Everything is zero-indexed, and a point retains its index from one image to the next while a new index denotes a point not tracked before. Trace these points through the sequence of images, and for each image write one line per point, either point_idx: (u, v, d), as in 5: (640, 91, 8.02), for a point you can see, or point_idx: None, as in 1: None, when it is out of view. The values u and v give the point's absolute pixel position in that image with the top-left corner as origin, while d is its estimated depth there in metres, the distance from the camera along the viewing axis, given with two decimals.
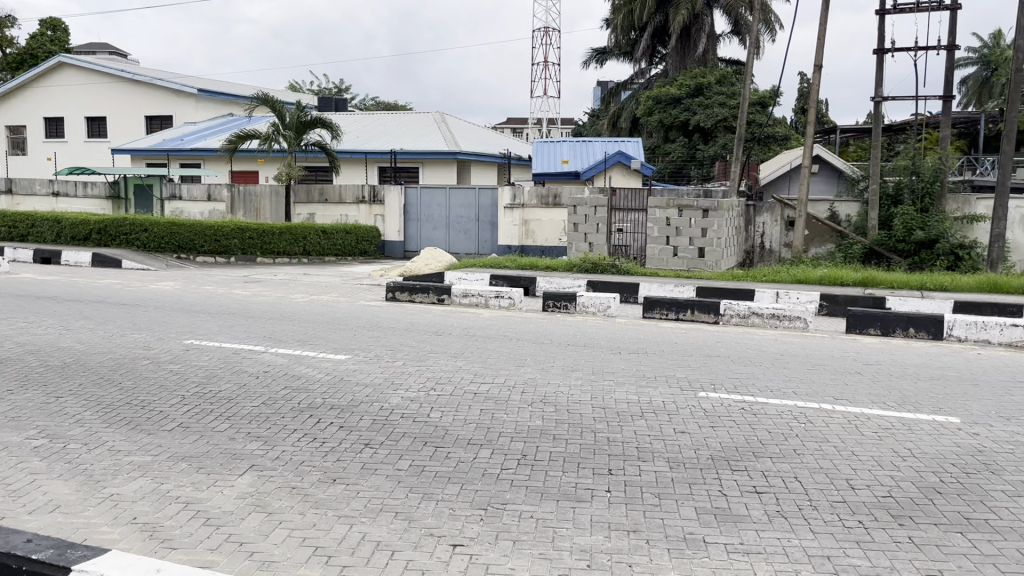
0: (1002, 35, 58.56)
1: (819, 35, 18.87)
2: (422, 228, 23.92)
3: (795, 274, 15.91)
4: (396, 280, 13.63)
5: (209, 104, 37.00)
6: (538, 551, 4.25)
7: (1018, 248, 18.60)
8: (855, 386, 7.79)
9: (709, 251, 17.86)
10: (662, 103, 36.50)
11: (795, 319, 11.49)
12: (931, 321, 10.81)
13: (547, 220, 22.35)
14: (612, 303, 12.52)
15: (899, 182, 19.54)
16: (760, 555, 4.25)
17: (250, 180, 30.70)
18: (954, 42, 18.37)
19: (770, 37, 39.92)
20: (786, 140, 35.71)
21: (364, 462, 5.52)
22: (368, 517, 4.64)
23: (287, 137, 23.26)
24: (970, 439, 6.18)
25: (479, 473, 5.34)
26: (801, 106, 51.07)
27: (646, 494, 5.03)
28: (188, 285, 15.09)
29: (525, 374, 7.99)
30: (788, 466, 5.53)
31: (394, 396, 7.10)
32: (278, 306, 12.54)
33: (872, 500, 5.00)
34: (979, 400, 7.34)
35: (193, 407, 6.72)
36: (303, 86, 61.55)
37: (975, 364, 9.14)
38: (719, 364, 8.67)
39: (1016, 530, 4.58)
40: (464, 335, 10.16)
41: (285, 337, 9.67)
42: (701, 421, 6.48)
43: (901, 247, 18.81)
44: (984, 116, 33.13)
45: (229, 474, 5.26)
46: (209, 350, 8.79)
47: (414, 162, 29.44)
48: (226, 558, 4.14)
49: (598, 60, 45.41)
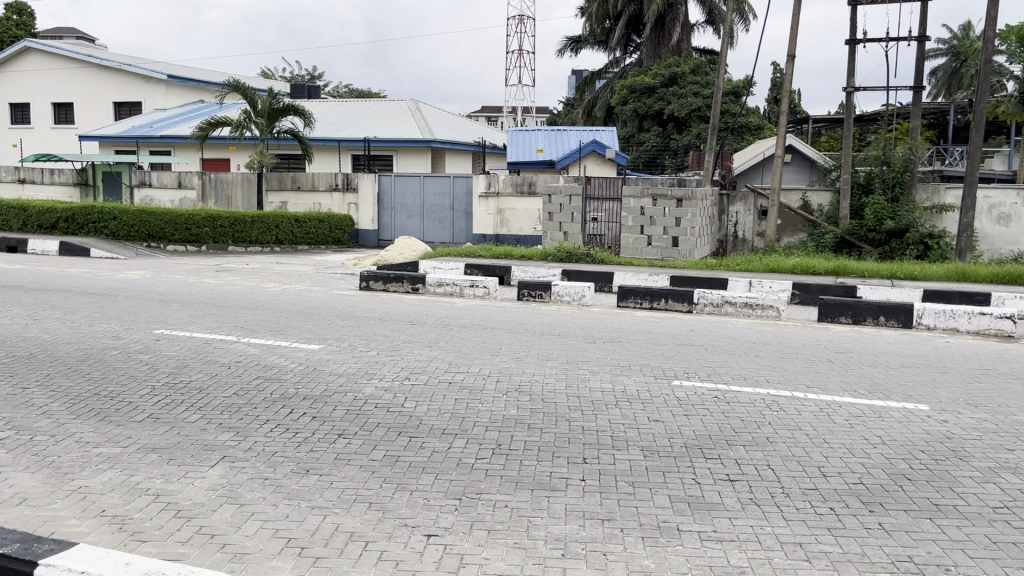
0: (972, 27, 59.28)
1: (792, 26, 18.94)
2: (395, 217, 23.78)
3: (766, 263, 16.06)
4: (370, 270, 13.53)
5: (179, 90, 36.50)
6: (512, 541, 4.24)
7: (985, 237, 18.88)
8: (827, 373, 7.88)
9: (683, 240, 17.94)
10: (636, 92, 36.53)
11: (767, 308, 11.56)
12: (900, 309, 10.92)
13: (522, 209, 22.40)
14: (587, 292, 12.53)
15: (870, 172, 19.71)
16: (733, 543, 4.27)
17: (221, 168, 30.35)
18: (925, 33, 18.53)
19: (743, 27, 40.09)
20: (759, 130, 35.95)
21: (338, 452, 5.47)
22: (341, 507, 4.61)
23: (259, 125, 22.98)
24: (938, 426, 6.26)
25: (454, 463, 5.32)
26: (775, 96, 51.39)
27: (620, 482, 5.04)
28: (159, 274, 14.90)
29: (499, 363, 7.97)
30: (760, 453, 5.57)
31: (368, 386, 7.06)
32: (251, 295, 12.46)
33: (843, 487, 5.05)
34: (949, 387, 7.46)
35: (164, 398, 6.62)
36: (276, 73, 61.05)
37: (943, 352, 9.30)
38: (694, 352, 8.73)
39: (983, 516, 4.66)
40: (438, 324, 10.14)
41: (258, 327, 9.57)
42: (675, 410, 6.52)
43: (872, 236, 19.01)
44: (954, 107, 33.49)
45: (200, 465, 5.20)
46: (180, 341, 8.68)
47: (388, 150, 29.26)
48: (198, 551, 4.09)
49: (573, 49, 45.33)
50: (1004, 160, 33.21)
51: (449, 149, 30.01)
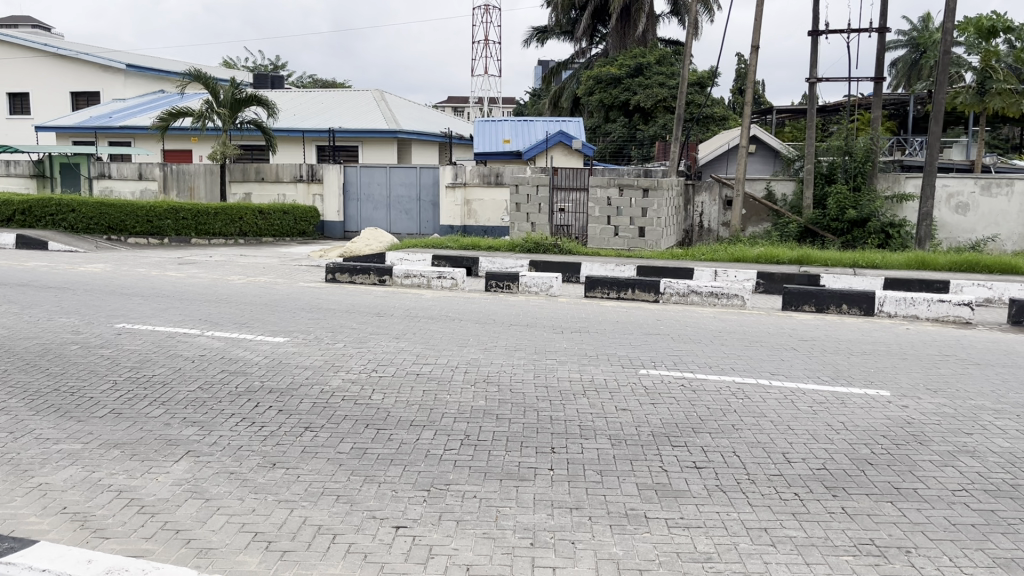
0: (931, 19, 60.32)
1: (756, 16, 19.08)
2: (361, 208, 23.63)
3: (731, 252, 16.23)
4: (336, 262, 13.42)
5: (139, 81, 35.86)
6: (481, 531, 4.24)
7: (944, 227, 19.21)
8: (791, 360, 8.00)
9: (649, 230, 18.06)
10: (602, 83, 36.60)
11: (732, 297, 11.69)
12: (863, 297, 11.08)
13: (489, 200, 22.43)
14: (554, 283, 12.56)
15: (833, 162, 19.94)
16: (699, 529, 4.31)
17: (183, 159, 29.90)
18: (885, 25, 18.81)
19: (708, 18, 40.35)
20: (724, 121, 36.23)
21: (305, 446, 5.42)
22: (308, 500, 4.58)
23: (221, 115, 22.62)
24: (899, 411, 6.37)
25: (423, 455, 5.30)
26: (739, 87, 51.86)
27: (588, 471, 5.07)
28: (119, 268, 14.62)
29: (467, 354, 7.95)
30: (726, 441, 5.63)
31: (335, 378, 7.02)
32: (214, 288, 12.31)
33: (807, 472, 5.12)
34: (908, 373, 7.61)
35: (126, 393, 6.51)
36: (238, 63, 60.24)
37: (904, 339, 9.47)
38: (661, 342, 8.78)
39: (942, 499, 4.75)
40: (406, 316, 10.11)
41: (222, 320, 9.45)
42: (642, 398, 6.56)
43: (835, 225, 19.30)
44: (914, 98, 33.99)
45: (164, 461, 5.12)
46: (143, 335, 8.55)
47: (353, 141, 29.04)
48: (163, 547, 4.04)
49: (539, 39, 45.29)
50: (962, 150, 33.81)
51: (415, 140, 29.84)
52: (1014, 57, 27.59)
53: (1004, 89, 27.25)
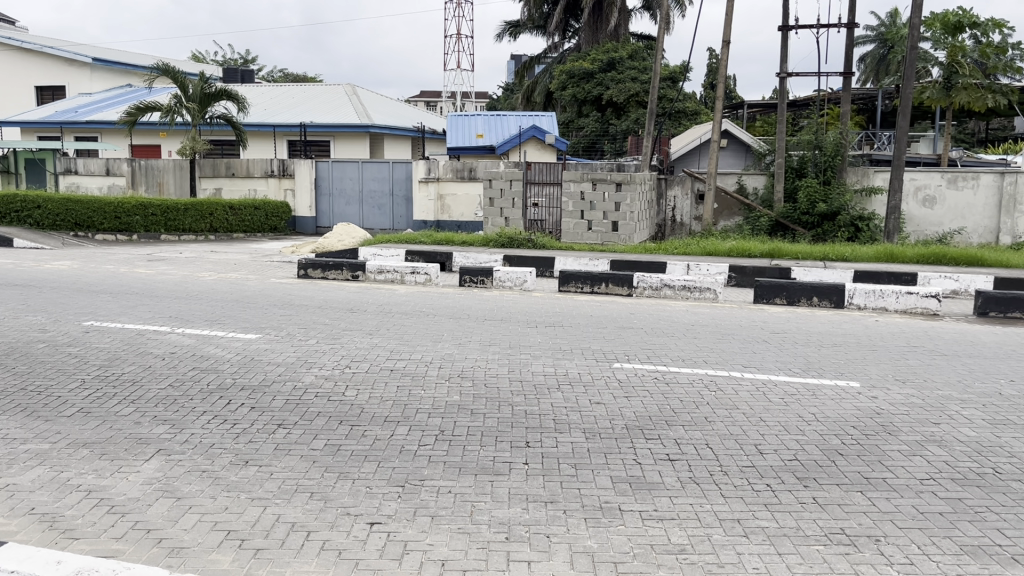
0: (899, 13, 60.97)
1: (727, 11, 19.19)
2: (333, 203, 23.44)
3: (703, 246, 16.35)
4: (308, 257, 13.33)
5: (106, 75, 35.31)
6: (456, 526, 4.24)
7: (911, 220, 19.49)
8: (763, 353, 8.07)
9: (622, 224, 18.11)
10: (575, 77, 36.64)
11: (705, 290, 11.80)
12: (833, 290, 11.20)
13: (462, 195, 22.35)
14: (528, 278, 12.56)
15: (803, 156, 20.14)
16: (673, 521, 4.35)
17: (152, 154, 29.51)
18: (854, 20, 18.98)
19: (680, 13, 40.54)
20: (696, 115, 36.42)
21: (278, 443, 5.39)
22: (282, 498, 4.55)
23: (190, 110, 22.34)
24: (868, 402, 6.46)
25: (397, 451, 5.29)
26: (711, 82, 52.22)
27: (562, 465, 5.08)
28: (87, 265, 14.41)
29: (441, 350, 7.93)
30: (698, 433, 5.67)
31: (308, 374, 6.98)
32: (184, 284, 12.17)
33: (779, 463, 5.17)
34: (877, 364, 7.71)
35: (94, 392, 6.41)
36: (206, 57, 59.59)
37: (873, 330, 9.60)
38: (633, 335, 8.83)
39: (911, 488, 4.82)
40: (379, 312, 10.06)
41: (192, 317, 9.35)
42: (616, 392, 6.59)
43: (805, 219, 19.50)
44: (882, 92, 34.35)
45: (134, 460, 5.06)
46: (111, 333, 8.41)
47: (325, 135, 28.85)
48: (134, 546, 3.99)
49: (512, 34, 45.24)
50: (929, 144, 34.26)
51: (387, 135, 29.70)
52: (978, 52, 28.00)
53: (970, 83, 27.60)
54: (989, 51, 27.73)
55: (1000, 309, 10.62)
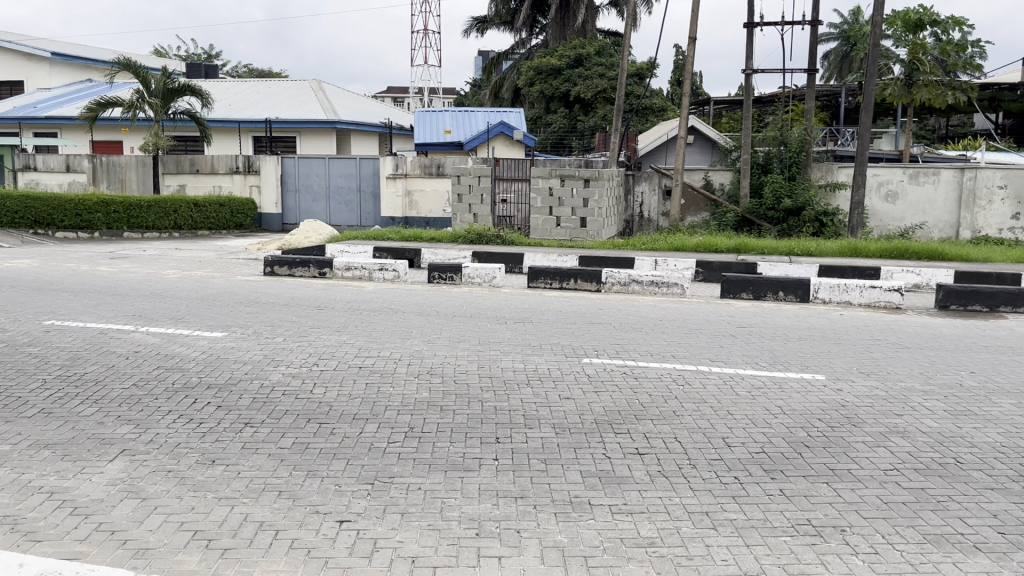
0: (861, 11, 61.90)
1: (693, 8, 19.31)
2: (300, 199, 23.27)
3: (671, 241, 16.48)
4: (274, 255, 13.18)
5: (65, 69, 34.62)
6: (426, 523, 4.22)
7: (874, 215, 19.80)
8: (730, 347, 8.17)
9: (590, 220, 18.20)
10: (542, 73, 36.69)
11: (673, 285, 11.87)
12: (798, 284, 11.35)
13: (430, 191, 22.24)
14: (497, 274, 12.56)
15: (769, 152, 20.36)
16: (642, 514, 4.37)
17: (114, 150, 29.02)
18: (817, 18, 19.21)
19: (647, 10, 40.75)
20: (663, 112, 36.64)
21: (245, 442, 5.32)
22: (249, 497, 4.50)
23: (153, 105, 22.00)
24: (834, 394, 6.54)
25: (366, 448, 5.26)
26: (677, 79, 52.64)
27: (532, 460, 5.09)
28: (47, 263, 14.12)
29: (410, 347, 7.89)
30: (667, 427, 5.71)
31: (275, 372, 6.92)
32: (147, 282, 11.98)
33: (747, 456, 5.22)
34: (842, 357, 7.82)
35: (56, 393, 6.29)
36: (170, 51, 58.76)
37: (838, 324, 9.74)
38: (601, 330, 8.87)
39: (875, 479, 4.89)
40: (347, 309, 9.97)
41: (156, 315, 9.19)
42: (585, 387, 6.61)
43: (771, 215, 19.72)
44: (846, 89, 34.79)
45: (96, 461, 4.97)
46: (72, 332, 8.25)
47: (291, 131, 28.57)
48: (98, 548, 3.92)
49: (479, 30, 45.16)
50: (891, 141, 34.73)
51: (354, 130, 29.49)
52: (939, 50, 28.43)
53: (930, 80, 28.06)
54: (950, 49, 28.14)
55: (960, 302, 10.83)
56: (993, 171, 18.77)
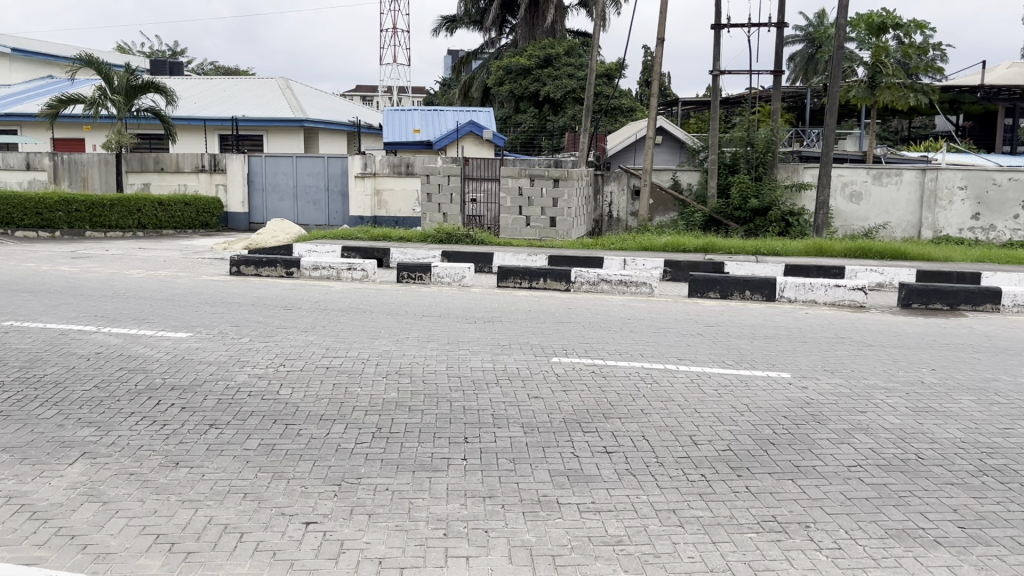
0: (825, 14, 62.68)
1: (662, 8, 19.43)
2: (267, 199, 23.06)
3: (639, 241, 16.58)
4: (240, 254, 13.04)
5: (26, 65, 33.94)
6: (394, 524, 4.20)
7: (839, 215, 20.04)
8: (697, 345, 8.22)
9: (560, 220, 18.24)
10: (512, 73, 36.68)
11: (641, 285, 11.92)
12: (765, 284, 11.48)
13: (399, 190, 22.14)
14: (466, 273, 12.51)
15: (735, 152, 20.55)
16: (610, 512, 4.39)
17: (76, 148, 28.53)
18: (783, 20, 19.41)
19: (615, 11, 40.93)
20: (631, 112, 36.81)
21: (209, 444, 5.26)
22: (214, 499, 4.44)
23: (115, 102, 21.66)
24: (799, 392, 6.61)
25: (333, 449, 5.21)
26: (646, 80, 52.96)
27: (500, 460, 5.08)
28: (7, 263, 13.86)
29: (379, 347, 7.85)
30: (636, 425, 5.74)
31: (241, 372, 6.85)
32: (110, 283, 11.76)
33: (713, 454, 5.26)
34: (807, 355, 7.91)
35: (15, 394, 6.18)
36: (133, 47, 57.85)
37: (803, 322, 9.84)
38: (570, 329, 8.88)
39: (838, 475, 4.96)
40: (314, 309, 9.88)
41: (120, 316, 9.05)
42: (553, 386, 6.61)
43: (737, 214, 19.91)
44: (811, 91, 35.21)
45: (57, 464, 4.88)
46: (31, 333, 8.10)
47: (258, 130, 28.31)
48: (57, 553, 3.85)
49: (449, 29, 45.07)
50: (855, 142, 35.19)
51: (322, 129, 29.29)
52: (901, 52, 28.87)
53: (893, 83, 28.49)
54: (912, 52, 28.58)
55: (922, 301, 10.98)
56: (954, 172, 19.14)
